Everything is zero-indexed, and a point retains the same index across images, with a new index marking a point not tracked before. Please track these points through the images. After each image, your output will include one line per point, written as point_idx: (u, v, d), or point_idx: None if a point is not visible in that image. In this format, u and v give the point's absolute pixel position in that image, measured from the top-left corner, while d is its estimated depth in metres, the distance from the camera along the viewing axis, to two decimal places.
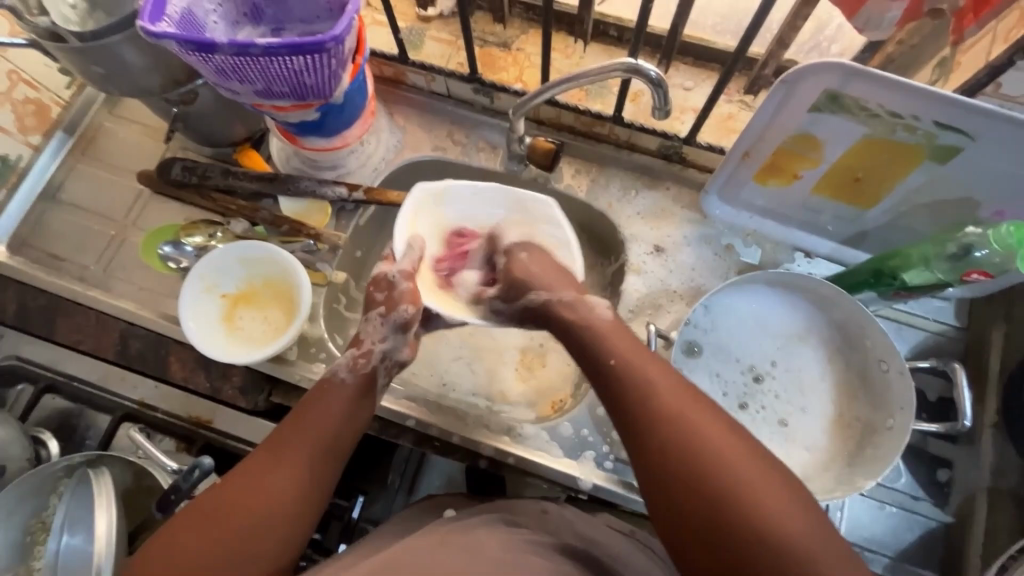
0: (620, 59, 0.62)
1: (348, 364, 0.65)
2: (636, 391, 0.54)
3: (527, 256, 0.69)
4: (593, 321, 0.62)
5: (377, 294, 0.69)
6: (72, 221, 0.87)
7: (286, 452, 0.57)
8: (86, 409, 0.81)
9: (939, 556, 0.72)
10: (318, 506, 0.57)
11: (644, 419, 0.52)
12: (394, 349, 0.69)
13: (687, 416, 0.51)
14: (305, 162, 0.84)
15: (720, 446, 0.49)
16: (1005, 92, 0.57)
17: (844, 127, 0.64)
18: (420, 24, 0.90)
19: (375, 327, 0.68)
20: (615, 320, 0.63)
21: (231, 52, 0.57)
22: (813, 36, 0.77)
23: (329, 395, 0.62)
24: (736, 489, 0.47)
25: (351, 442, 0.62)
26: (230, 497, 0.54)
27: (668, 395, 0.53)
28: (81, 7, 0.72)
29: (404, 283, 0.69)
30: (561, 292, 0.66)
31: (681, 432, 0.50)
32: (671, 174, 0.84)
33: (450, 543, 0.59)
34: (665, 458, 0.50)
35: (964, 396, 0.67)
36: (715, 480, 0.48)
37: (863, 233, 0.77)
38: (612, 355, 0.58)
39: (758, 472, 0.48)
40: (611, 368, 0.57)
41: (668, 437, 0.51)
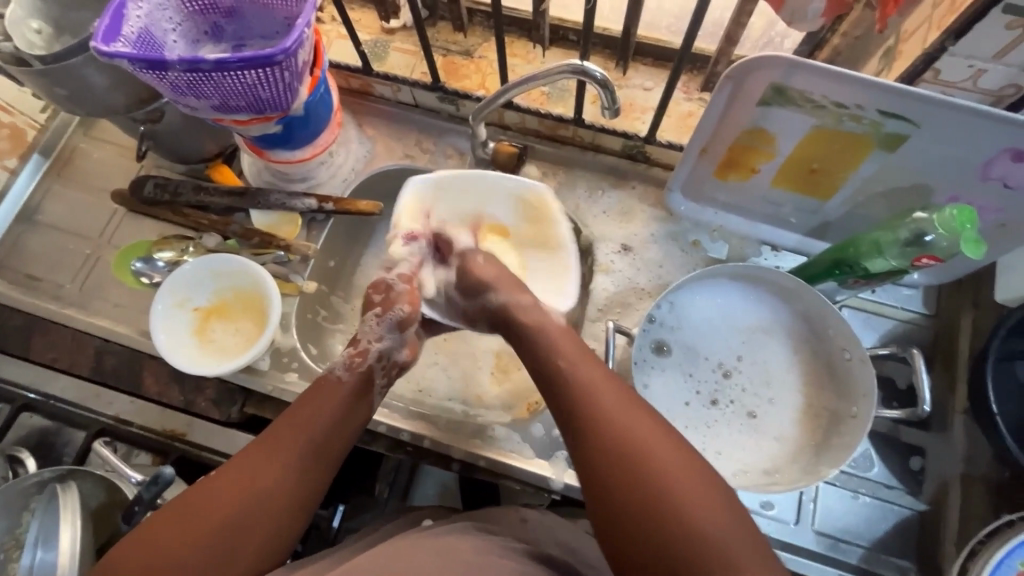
0: (568, 61, 0.63)
1: (346, 362, 0.67)
2: (584, 402, 0.55)
3: (482, 259, 0.73)
4: (552, 331, 0.63)
5: (375, 296, 0.73)
6: (49, 242, 0.88)
7: (272, 448, 0.57)
8: (63, 427, 0.82)
9: (916, 545, 0.72)
10: (304, 504, 0.57)
11: (591, 429, 0.53)
12: (394, 349, 0.71)
13: (637, 431, 0.51)
14: (275, 175, 0.85)
15: (659, 450, 0.50)
16: (944, 78, 0.58)
17: (794, 119, 0.64)
18: (384, 36, 0.91)
19: (372, 326, 0.71)
20: (567, 326, 0.65)
21: (183, 69, 0.58)
22: (766, 31, 0.78)
23: (324, 393, 0.63)
24: (676, 503, 0.47)
25: (345, 441, 0.62)
26: (209, 493, 0.54)
27: (616, 407, 0.53)
28: (46, 31, 0.73)
29: (401, 285, 0.74)
30: (521, 296, 0.68)
31: (620, 437, 0.51)
32: (637, 173, 0.85)
33: (419, 545, 0.59)
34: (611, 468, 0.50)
35: (924, 381, 0.67)
36: (661, 492, 0.47)
37: (826, 224, 0.78)
38: (562, 358, 0.59)
39: (701, 487, 0.48)
40: (562, 375, 0.58)
41: (617, 450, 0.50)
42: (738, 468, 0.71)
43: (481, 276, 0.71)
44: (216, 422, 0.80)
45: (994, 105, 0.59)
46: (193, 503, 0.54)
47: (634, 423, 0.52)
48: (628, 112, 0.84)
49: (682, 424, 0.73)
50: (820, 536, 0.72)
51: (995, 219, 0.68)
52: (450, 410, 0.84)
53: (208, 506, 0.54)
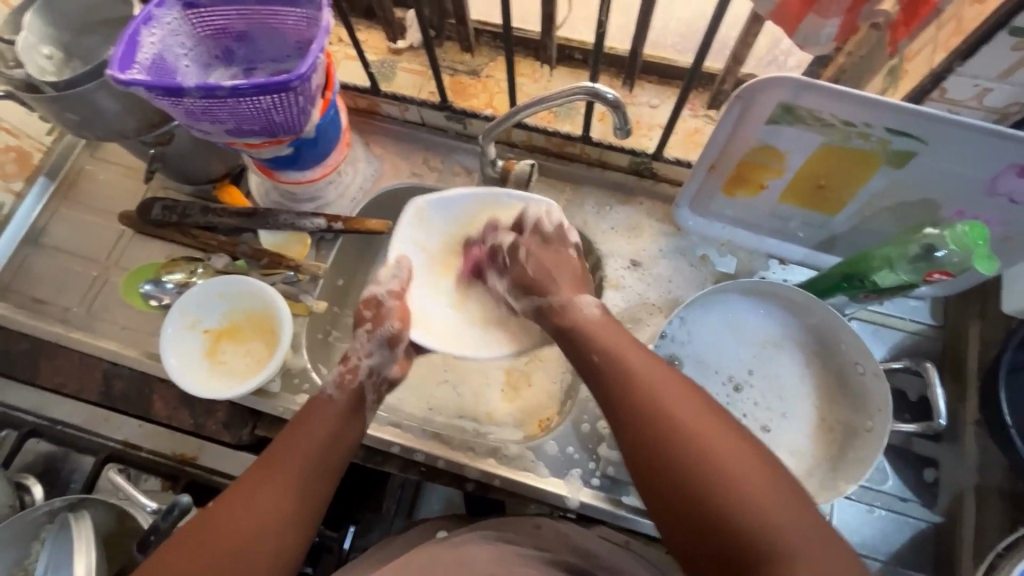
0: (580, 84, 0.64)
1: (336, 380, 0.65)
2: (631, 398, 0.53)
3: (526, 255, 0.68)
4: (592, 328, 0.60)
5: (366, 312, 0.69)
6: (56, 265, 0.87)
7: (274, 466, 0.56)
8: (71, 452, 0.81)
9: (932, 558, 0.72)
10: (308, 521, 0.55)
11: (634, 427, 0.51)
12: (383, 365, 0.68)
13: (694, 428, 0.49)
14: (283, 197, 0.85)
15: (721, 452, 0.47)
16: (950, 96, 0.59)
17: (802, 137, 0.65)
18: (391, 57, 0.92)
19: (362, 342, 0.68)
20: (603, 316, 0.61)
21: (198, 96, 0.59)
22: (769, 50, 0.80)
23: (318, 410, 0.62)
24: (747, 498, 0.45)
25: (340, 457, 0.60)
26: (220, 513, 0.52)
27: (667, 398, 0.51)
28: (56, 57, 0.74)
29: (392, 300, 0.70)
30: (556, 295, 0.64)
31: (670, 433, 0.49)
32: (644, 190, 0.86)
33: (439, 562, 0.58)
34: (666, 468, 0.48)
35: (939, 395, 0.68)
36: (723, 487, 0.46)
37: (833, 238, 0.78)
38: (597, 353, 0.58)
39: (765, 478, 0.46)
40: (608, 373, 0.56)
41: (670, 449, 0.49)
42: None
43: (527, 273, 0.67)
44: (227, 444, 0.79)
45: (999, 122, 0.60)
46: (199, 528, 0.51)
47: (690, 423, 0.49)
48: (635, 129, 0.85)
49: None
50: None
51: (1002, 232, 0.68)
52: (461, 428, 0.83)
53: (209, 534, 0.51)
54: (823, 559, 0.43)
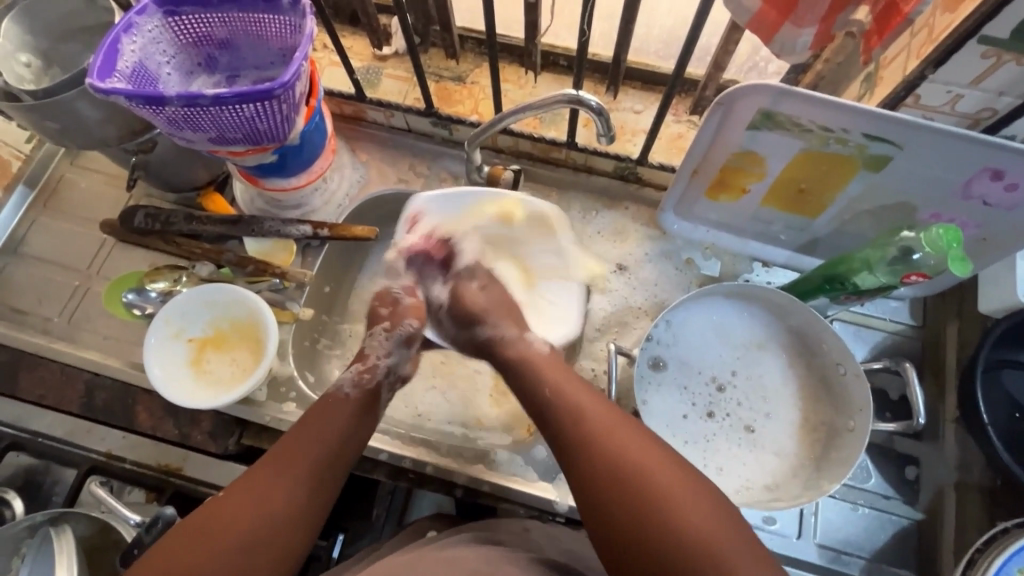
0: (563, 91, 0.64)
1: (353, 379, 0.66)
2: (579, 430, 0.55)
3: (478, 286, 0.74)
4: (541, 365, 0.63)
5: (382, 310, 0.74)
6: (36, 274, 0.86)
7: (283, 462, 0.56)
8: (52, 464, 0.80)
9: (914, 554, 0.73)
10: (320, 507, 0.56)
11: (576, 451, 0.54)
12: (397, 364, 0.72)
13: (629, 451, 0.52)
14: (268, 203, 0.84)
15: (652, 473, 0.50)
16: (925, 103, 0.61)
17: (782, 142, 0.66)
18: (377, 63, 0.92)
19: (380, 342, 0.72)
20: (549, 353, 0.66)
21: (180, 104, 0.58)
22: (750, 57, 0.82)
23: (332, 406, 0.62)
24: (671, 512, 0.48)
25: (349, 457, 0.60)
26: (226, 508, 0.52)
27: (619, 432, 0.53)
28: (35, 64, 0.73)
29: (406, 299, 0.75)
30: (501, 328, 0.70)
31: (611, 456, 0.52)
32: (629, 194, 0.87)
33: (427, 560, 0.58)
34: (606, 497, 0.51)
35: (918, 394, 0.69)
36: (671, 523, 0.47)
37: (814, 240, 0.79)
38: (548, 386, 0.60)
39: (708, 514, 0.48)
40: (553, 403, 0.58)
41: (609, 469, 0.51)
42: (739, 484, 0.72)
43: (473, 304, 0.72)
44: (215, 455, 0.78)
45: (972, 127, 0.62)
46: (205, 521, 0.52)
47: (625, 448, 0.52)
48: (619, 135, 0.85)
49: (682, 439, 0.74)
50: (822, 549, 0.73)
51: (976, 234, 0.70)
52: (450, 433, 0.83)
53: (222, 523, 0.52)
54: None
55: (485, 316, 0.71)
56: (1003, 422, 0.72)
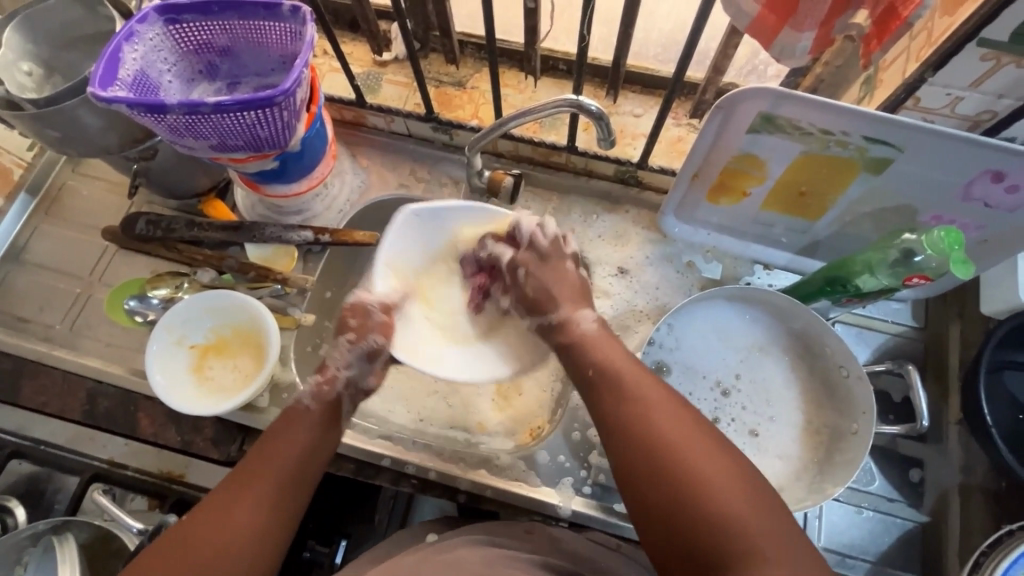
0: (564, 95, 0.64)
1: (312, 391, 0.62)
2: (621, 412, 0.53)
3: (524, 273, 0.64)
4: (588, 341, 0.59)
5: (350, 320, 0.65)
6: (38, 282, 0.86)
7: (243, 486, 0.55)
8: (54, 472, 0.80)
9: (919, 557, 0.73)
10: (283, 529, 0.55)
11: (620, 433, 0.52)
12: (360, 376, 0.64)
13: (671, 432, 0.50)
14: (269, 209, 0.84)
15: (696, 454, 0.49)
16: (924, 105, 0.61)
17: (783, 145, 0.66)
18: (377, 69, 0.93)
19: (341, 353, 0.64)
20: (601, 329, 0.61)
21: (182, 112, 0.58)
22: (749, 60, 0.82)
23: (292, 423, 0.59)
24: (714, 494, 0.47)
25: (317, 469, 0.59)
26: (191, 530, 0.52)
27: (663, 420, 0.51)
28: (38, 72, 0.74)
29: (380, 314, 0.66)
30: (555, 312, 0.61)
31: (654, 439, 0.50)
32: (630, 198, 0.87)
33: (428, 563, 0.58)
34: (649, 476, 0.50)
35: (921, 397, 0.69)
36: (716, 523, 0.46)
37: (815, 243, 0.79)
38: (591, 366, 0.58)
39: (760, 515, 0.46)
40: (600, 382, 0.56)
41: (652, 450, 0.50)
42: None
43: (526, 293, 0.64)
44: (216, 462, 0.77)
45: (972, 129, 0.62)
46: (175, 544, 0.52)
47: (668, 430, 0.51)
48: (619, 139, 0.85)
49: None
50: (826, 553, 0.72)
51: (978, 235, 0.70)
52: (452, 439, 0.83)
53: (189, 546, 0.51)
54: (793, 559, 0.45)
55: (537, 304, 0.63)
56: (1007, 423, 0.72)
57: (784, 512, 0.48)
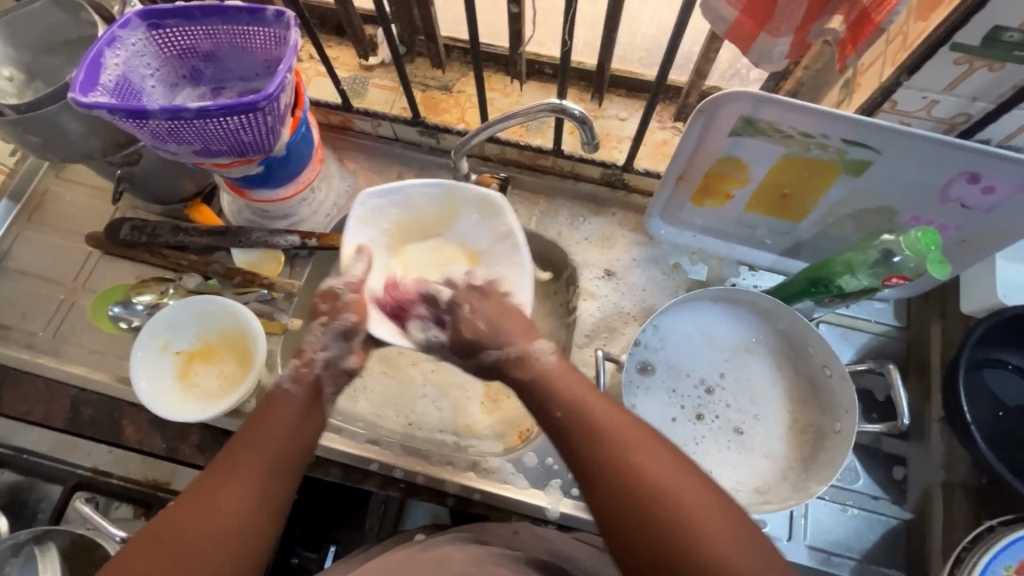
0: (547, 100, 0.65)
1: (291, 374, 0.61)
2: (595, 452, 0.52)
3: (470, 309, 0.65)
4: (552, 378, 0.58)
5: (321, 304, 0.66)
6: (19, 289, 0.85)
7: (227, 472, 0.53)
8: (35, 482, 0.81)
9: (903, 554, 0.73)
10: (274, 516, 0.53)
11: (596, 472, 0.51)
12: (339, 357, 0.64)
13: (649, 467, 0.49)
14: (256, 214, 0.84)
15: (674, 486, 0.48)
16: (901, 109, 0.62)
17: (764, 147, 0.67)
18: (363, 73, 0.93)
19: (317, 335, 0.64)
20: (561, 363, 0.59)
21: (163, 118, 0.58)
22: (732, 64, 0.83)
23: (275, 409, 0.58)
24: (695, 524, 0.46)
25: (302, 453, 0.58)
26: (172, 521, 0.50)
27: (638, 452, 0.50)
28: (18, 78, 0.74)
29: (349, 294, 0.67)
30: (510, 347, 0.61)
31: (629, 476, 0.49)
32: (616, 200, 0.87)
33: (408, 563, 0.58)
34: (628, 512, 0.48)
35: (901, 395, 0.70)
36: (701, 553, 0.45)
37: (799, 244, 0.80)
38: (559, 408, 0.56)
39: (740, 539, 0.46)
40: (569, 426, 0.54)
41: (630, 489, 0.49)
42: (730, 487, 0.72)
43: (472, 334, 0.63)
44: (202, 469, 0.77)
45: (947, 132, 0.63)
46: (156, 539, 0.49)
47: (645, 466, 0.49)
48: (604, 142, 0.86)
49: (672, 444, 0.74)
50: (812, 551, 0.73)
51: (956, 236, 0.71)
52: (440, 442, 0.83)
53: (173, 539, 0.49)
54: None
55: (490, 340, 0.62)
56: (986, 420, 0.73)
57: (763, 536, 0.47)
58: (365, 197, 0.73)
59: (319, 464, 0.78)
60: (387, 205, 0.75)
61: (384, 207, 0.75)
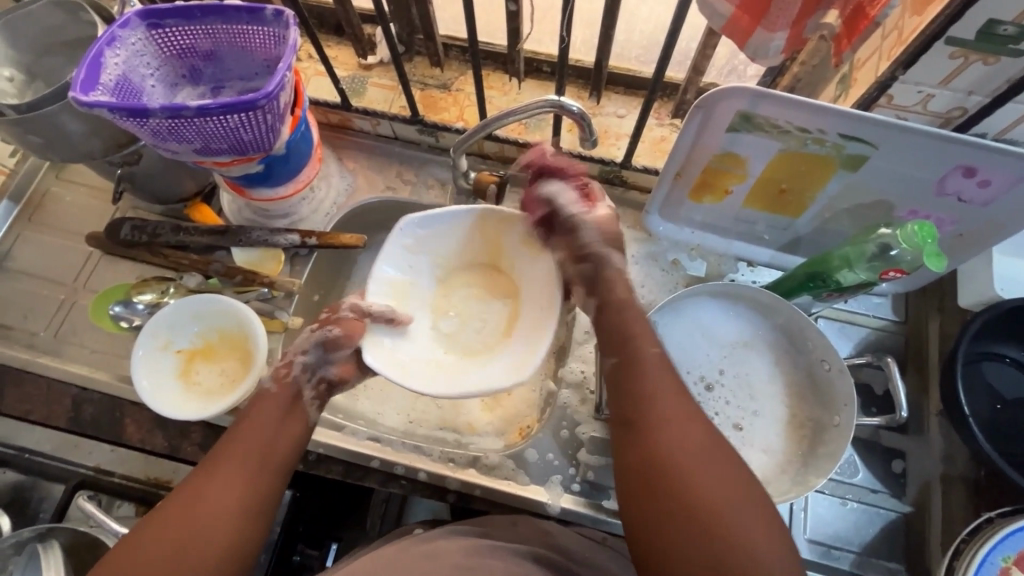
0: (545, 96, 0.65)
1: (271, 374, 0.64)
2: (634, 406, 0.57)
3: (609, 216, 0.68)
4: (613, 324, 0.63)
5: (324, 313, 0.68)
6: (20, 289, 0.85)
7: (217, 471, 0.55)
8: (39, 480, 0.80)
9: (903, 547, 0.74)
10: (263, 514, 0.56)
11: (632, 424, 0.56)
12: (320, 364, 0.66)
13: (675, 430, 0.54)
14: (255, 213, 0.84)
15: (693, 449, 0.53)
16: (897, 103, 0.62)
17: (762, 143, 0.67)
18: (361, 72, 0.93)
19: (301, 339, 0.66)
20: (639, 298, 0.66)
21: (164, 116, 0.59)
22: (729, 61, 0.83)
23: (258, 410, 0.61)
24: (710, 490, 0.51)
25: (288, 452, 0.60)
26: (165, 518, 0.52)
27: (669, 424, 0.54)
28: (18, 78, 0.75)
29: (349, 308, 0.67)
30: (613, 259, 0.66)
31: (658, 435, 0.54)
32: (615, 197, 0.88)
33: (409, 557, 0.58)
34: (653, 468, 0.53)
35: (899, 388, 0.70)
36: (715, 522, 0.49)
37: (797, 239, 0.81)
38: (614, 354, 0.61)
39: (755, 515, 0.50)
40: (620, 373, 0.59)
41: (659, 447, 0.53)
42: None
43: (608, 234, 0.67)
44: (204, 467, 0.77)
45: (943, 126, 0.64)
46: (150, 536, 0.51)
47: (672, 429, 0.54)
48: (603, 139, 0.86)
49: None
50: (812, 544, 0.73)
51: (952, 230, 0.72)
52: (441, 439, 0.83)
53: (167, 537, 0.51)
54: (775, 551, 0.49)
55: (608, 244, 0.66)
56: (985, 413, 0.73)
57: (774, 511, 0.52)
58: (405, 224, 0.70)
59: (319, 462, 0.78)
60: (426, 235, 0.72)
61: (425, 237, 0.72)
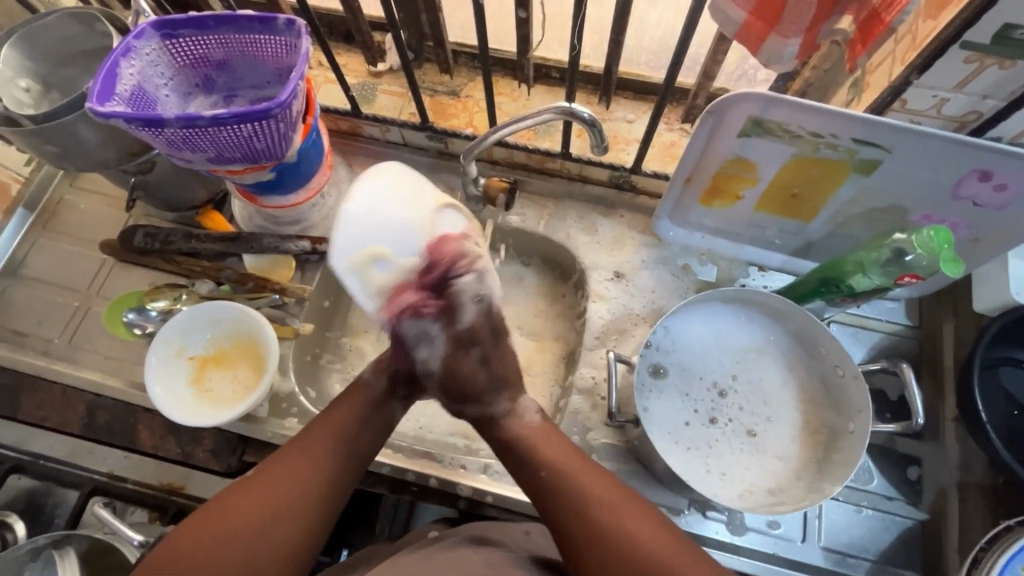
0: (554, 103, 0.65)
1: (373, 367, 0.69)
2: (578, 518, 0.56)
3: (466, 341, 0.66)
4: (536, 440, 0.64)
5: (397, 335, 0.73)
6: (36, 296, 0.86)
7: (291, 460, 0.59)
8: (53, 486, 0.81)
9: (919, 555, 0.73)
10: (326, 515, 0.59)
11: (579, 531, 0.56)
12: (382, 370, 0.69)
13: (627, 525, 0.55)
14: (267, 220, 0.84)
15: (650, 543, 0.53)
16: (911, 107, 0.62)
17: (774, 148, 0.67)
18: (371, 79, 0.94)
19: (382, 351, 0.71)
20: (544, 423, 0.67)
21: (179, 126, 0.59)
22: (739, 65, 0.83)
23: (339, 407, 0.65)
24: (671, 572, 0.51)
25: (361, 453, 0.64)
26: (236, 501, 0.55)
27: (621, 515, 0.56)
28: (34, 88, 0.75)
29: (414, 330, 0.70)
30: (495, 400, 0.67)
31: (611, 534, 0.54)
32: (625, 203, 0.88)
33: (422, 564, 0.58)
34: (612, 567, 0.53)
35: (916, 395, 0.68)
36: None
37: (809, 244, 0.80)
38: (543, 469, 0.61)
39: None
40: (553, 489, 0.59)
41: (614, 545, 0.54)
42: (743, 489, 0.72)
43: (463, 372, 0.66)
44: (217, 473, 0.78)
45: (957, 131, 0.63)
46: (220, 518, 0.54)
47: (626, 525, 0.55)
48: (612, 144, 0.86)
49: (684, 446, 0.74)
50: (827, 552, 0.72)
51: (967, 235, 0.71)
52: (452, 445, 0.84)
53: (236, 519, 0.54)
54: None
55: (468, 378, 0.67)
56: (1001, 419, 0.72)
57: None
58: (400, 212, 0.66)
59: None
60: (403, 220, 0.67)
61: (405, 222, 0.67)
